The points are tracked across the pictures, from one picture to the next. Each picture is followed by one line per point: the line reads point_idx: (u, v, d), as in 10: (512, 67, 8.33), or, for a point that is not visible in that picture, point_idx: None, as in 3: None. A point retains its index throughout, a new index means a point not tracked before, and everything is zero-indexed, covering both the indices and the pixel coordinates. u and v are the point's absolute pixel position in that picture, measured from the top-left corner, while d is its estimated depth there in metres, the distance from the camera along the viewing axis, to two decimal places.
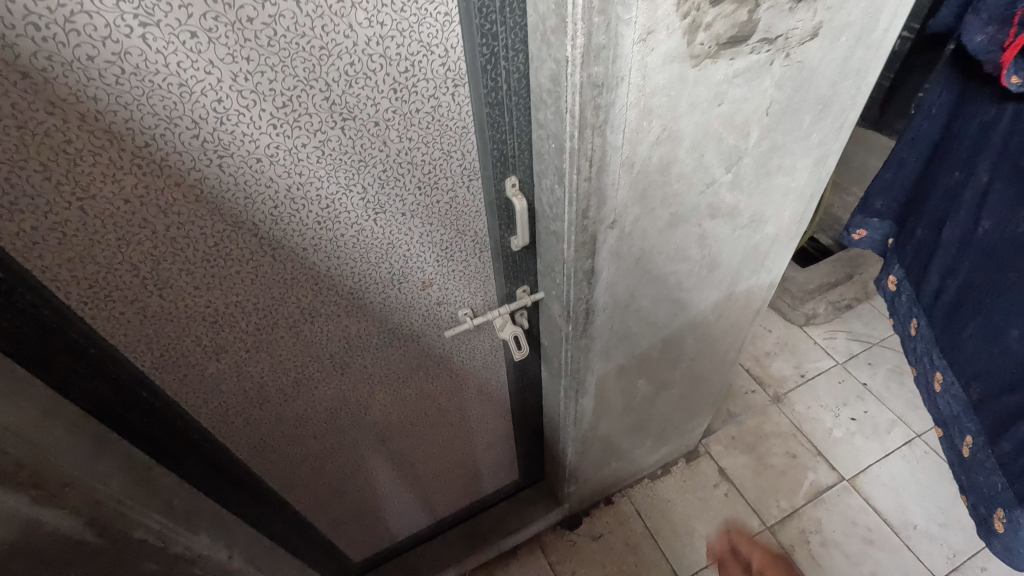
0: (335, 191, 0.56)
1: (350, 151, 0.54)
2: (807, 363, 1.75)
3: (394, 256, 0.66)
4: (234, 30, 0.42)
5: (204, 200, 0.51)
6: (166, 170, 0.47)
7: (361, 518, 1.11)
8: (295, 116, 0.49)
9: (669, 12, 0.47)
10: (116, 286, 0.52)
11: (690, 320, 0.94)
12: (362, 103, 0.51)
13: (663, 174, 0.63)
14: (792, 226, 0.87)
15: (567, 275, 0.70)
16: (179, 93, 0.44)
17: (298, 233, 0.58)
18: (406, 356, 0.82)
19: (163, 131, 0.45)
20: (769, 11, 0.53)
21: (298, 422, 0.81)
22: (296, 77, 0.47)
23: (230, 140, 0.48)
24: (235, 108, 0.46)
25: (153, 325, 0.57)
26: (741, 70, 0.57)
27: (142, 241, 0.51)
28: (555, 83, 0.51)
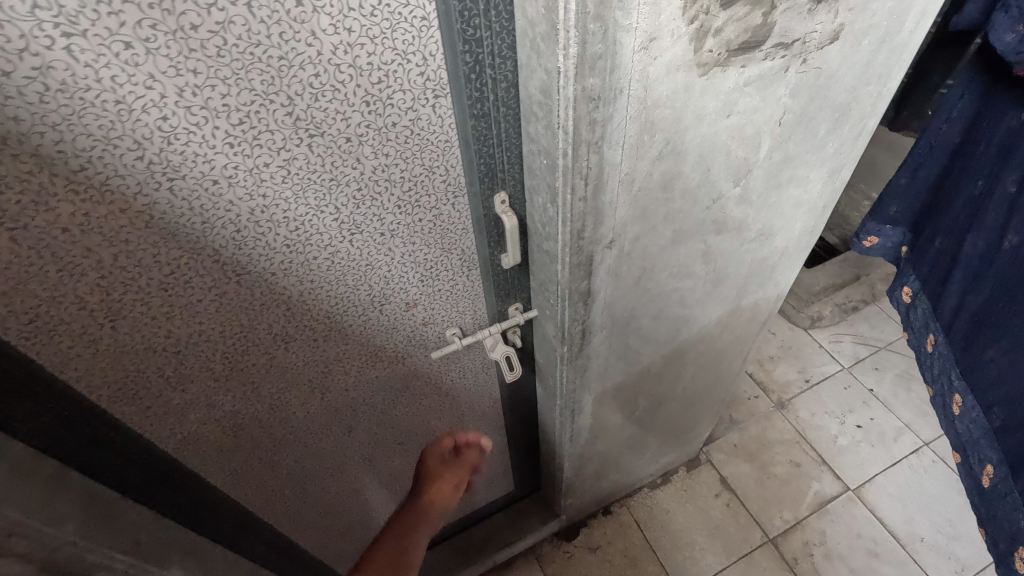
0: (305, 213, 0.51)
1: (319, 170, 0.49)
2: (812, 368, 1.71)
3: (374, 277, 0.61)
4: (176, 40, 0.37)
5: (155, 226, 0.46)
6: (108, 196, 0.42)
7: (349, 538, 1.07)
8: (254, 133, 0.44)
9: (674, 17, 0.42)
10: (62, 320, 0.48)
11: (693, 335, 0.89)
12: (331, 118, 0.46)
13: (665, 190, 0.58)
14: (803, 238, 0.82)
15: (561, 295, 0.65)
16: (116, 111, 0.39)
17: (265, 257, 0.53)
18: (391, 377, 0.77)
19: (101, 153, 0.40)
20: (785, 14, 0.48)
21: (277, 447, 0.76)
22: (252, 90, 0.41)
23: (181, 161, 0.43)
24: (183, 126, 0.41)
25: (107, 358, 0.53)
26: (753, 79, 0.51)
27: (86, 272, 0.46)
28: (546, 94, 0.46)
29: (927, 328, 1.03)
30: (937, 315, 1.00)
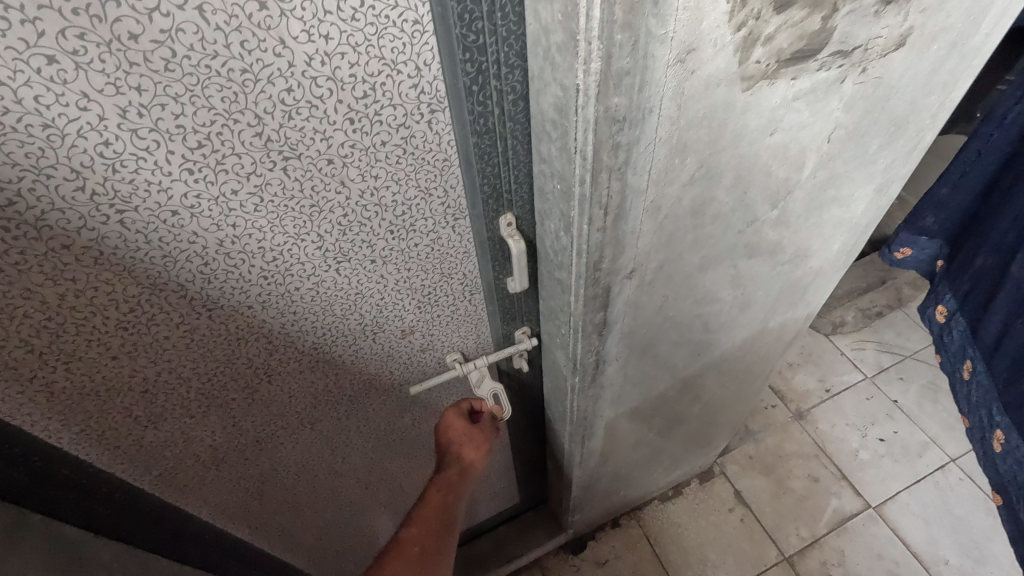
0: (282, 242, 0.45)
1: (297, 196, 0.43)
2: (833, 377, 1.63)
3: (365, 306, 0.56)
4: (113, 52, 0.31)
5: (108, 262, 0.40)
6: (45, 230, 0.37)
7: (348, 561, 1.02)
8: (217, 157, 0.38)
9: (719, 24, 0.35)
10: (6, 366, 0.42)
11: (714, 358, 0.83)
12: (307, 137, 0.39)
13: (695, 216, 0.51)
14: (841, 257, 0.74)
15: (573, 327, 0.58)
16: (46, 135, 0.33)
17: (240, 290, 0.47)
18: (387, 404, 0.71)
19: (33, 183, 0.34)
20: (847, 16, 0.40)
21: (266, 478, 0.71)
22: (211, 109, 0.35)
23: (131, 190, 0.37)
24: (130, 151, 0.35)
25: (63, 402, 0.47)
26: (804, 92, 0.44)
27: (29, 314, 0.40)
28: (561, 113, 0.39)
29: (965, 353, 0.93)
30: (976, 341, 0.90)
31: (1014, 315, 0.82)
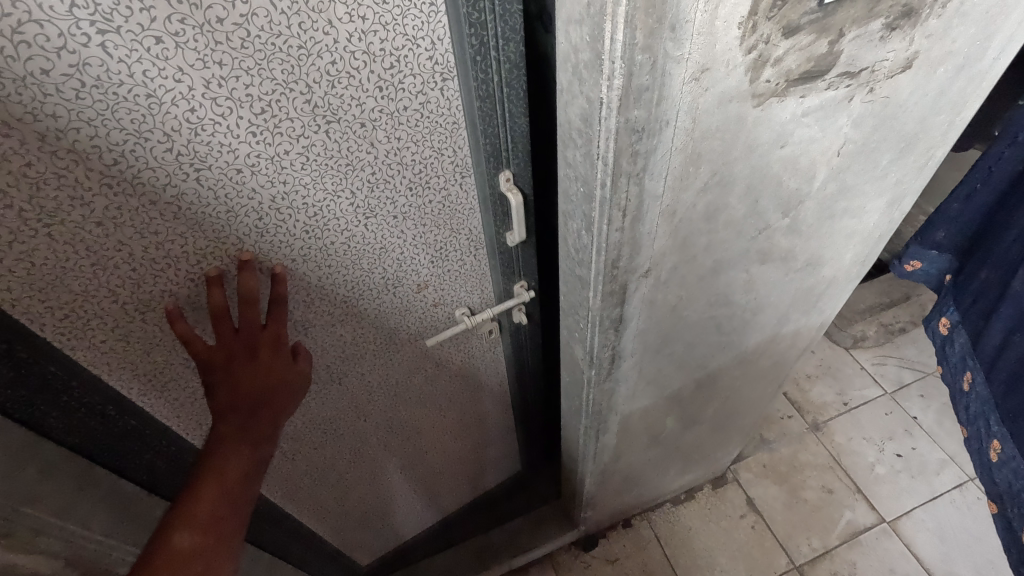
0: (323, 200, 0.51)
1: (337, 156, 0.48)
2: (852, 391, 1.63)
3: (389, 261, 0.61)
4: (203, 33, 0.37)
5: (183, 217, 0.46)
6: (138, 188, 0.43)
7: (365, 525, 1.08)
8: (276, 121, 0.43)
9: (731, 47, 0.39)
10: (95, 314, 0.49)
11: (728, 361, 0.86)
12: (347, 103, 0.45)
13: (708, 221, 0.55)
14: (854, 267, 0.77)
15: (591, 321, 0.62)
16: (147, 104, 0.39)
17: (286, 246, 0.53)
18: (405, 362, 0.77)
19: (132, 146, 0.40)
20: (853, 41, 0.44)
21: (296, 435, 0.77)
22: (274, 79, 0.41)
23: (207, 152, 0.43)
24: (210, 117, 0.41)
25: (135, 352, 0.53)
26: (812, 109, 0.48)
27: (118, 265, 0.46)
28: (586, 123, 0.43)
29: (964, 364, 0.95)
30: (976, 353, 0.92)
31: (1013, 330, 0.84)
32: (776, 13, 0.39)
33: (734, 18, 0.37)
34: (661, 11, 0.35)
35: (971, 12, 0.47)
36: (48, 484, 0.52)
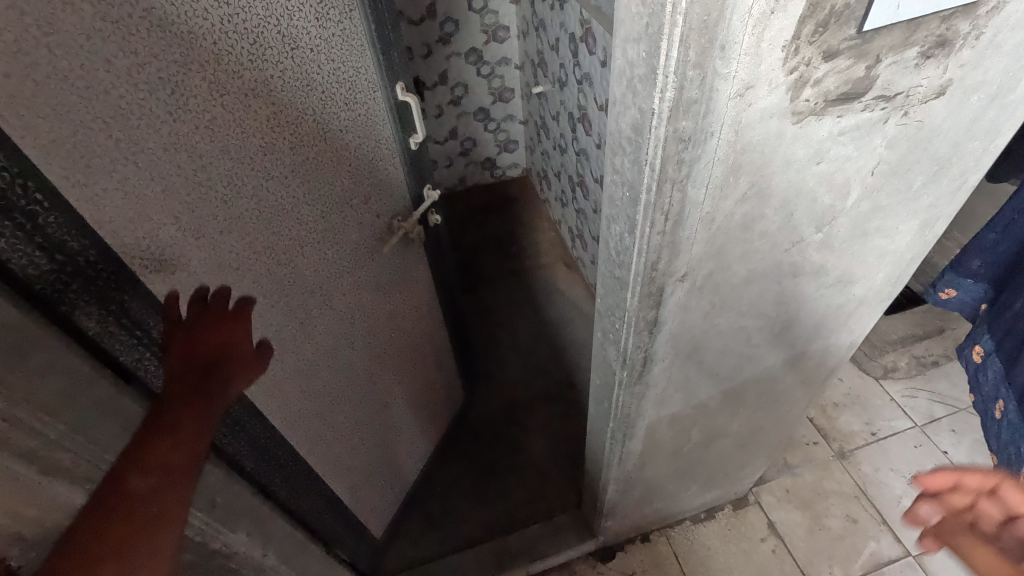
0: (296, 114, 0.72)
1: (299, 76, 0.71)
2: (880, 421, 1.61)
3: (340, 170, 0.85)
4: None
5: (217, 137, 0.62)
6: (189, 115, 0.58)
7: (372, 484, 1.19)
8: (263, 49, 0.64)
9: (775, 66, 0.43)
10: (167, 242, 0.59)
11: (756, 374, 0.88)
12: (298, 33, 0.69)
13: (744, 230, 0.58)
14: (885, 287, 0.79)
15: (627, 323, 0.66)
16: (190, 38, 0.55)
17: (278, 158, 0.72)
18: (364, 276, 0.99)
19: (183, 75, 0.56)
20: (889, 67, 0.48)
21: (310, 367, 0.89)
22: (257, 15, 0.62)
23: (226, 78, 0.60)
24: (226, 46, 0.59)
25: (194, 282, 0.64)
26: (849, 128, 0.51)
27: (179, 192, 0.59)
28: (636, 132, 0.47)
29: (997, 393, 0.96)
30: (1009, 383, 0.92)
31: None
32: (817, 39, 0.43)
33: (778, 42, 0.41)
34: (713, 32, 0.39)
35: (1004, 44, 0.50)
36: (128, 441, 0.57)
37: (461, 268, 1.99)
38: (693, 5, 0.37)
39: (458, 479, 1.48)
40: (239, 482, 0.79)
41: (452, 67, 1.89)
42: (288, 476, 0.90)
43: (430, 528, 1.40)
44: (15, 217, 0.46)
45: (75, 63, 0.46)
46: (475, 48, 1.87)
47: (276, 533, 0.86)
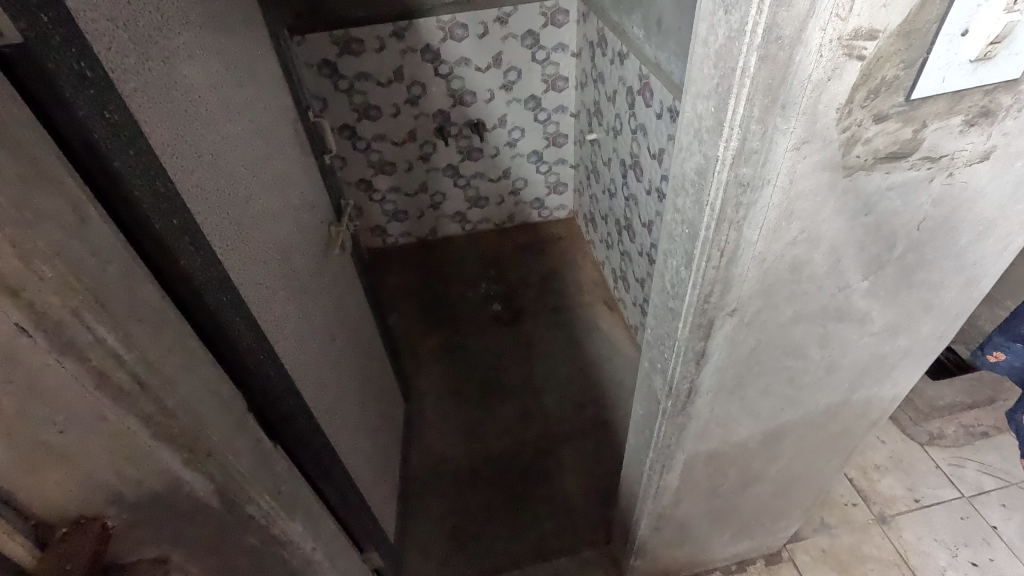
0: (265, 130, 0.86)
1: (260, 99, 0.86)
2: (924, 488, 1.56)
3: (298, 181, 0.98)
4: (205, 19, 0.71)
5: (235, 147, 0.74)
6: (218, 127, 0.69)
7: (376, 486, 1.26)
8: (238, 76, 0.79)
9: (829, 125, 0.49)
10: (232, 237, 0.69)
11: (796, 418, 0.90)
12: (251, 65, 0.85)
13: (794, 272, 0.63)
14: (930, 341, 0.82)
15: (676, 352, 0.70)
16: (204, 65, 0.68)
17: (266, 168, 0.84)
18: (332, 279, 1.10)
19: (208, 94, 0.68)
20: (935, 132, 0.53)
21: (323, 361, 0.99)
22: (229, 49, 0.77)
23: (227, 96, 0.74)
24: (220, 71, 0.73)
25: (251, 275, 0.73)
26: (897, 184, 0.56)
27: (228, 193, 0.69)
28: (700, 175, 0.53)
29: None
30: None
31: None
32: (869, 104, 0.49)
33: (834, 105, 0.47)
34: (776, 93, 0.45)
35: None
36: (222, 417, 0.62)
37: (504, 301, 2.06)
38: (759, 71, 0.43)
39: (488, 505, 1.51)
40: (301, 477, 0.84)
41: (511, 112, 2.01)
42: (337, 476, 0.95)
43: (458, 550, 1.42)
44: (165, 203, 0.53)
45: (163, 82, 0.57)
46: (534, 95, 1.99)
47: (327, 530, 0.91)
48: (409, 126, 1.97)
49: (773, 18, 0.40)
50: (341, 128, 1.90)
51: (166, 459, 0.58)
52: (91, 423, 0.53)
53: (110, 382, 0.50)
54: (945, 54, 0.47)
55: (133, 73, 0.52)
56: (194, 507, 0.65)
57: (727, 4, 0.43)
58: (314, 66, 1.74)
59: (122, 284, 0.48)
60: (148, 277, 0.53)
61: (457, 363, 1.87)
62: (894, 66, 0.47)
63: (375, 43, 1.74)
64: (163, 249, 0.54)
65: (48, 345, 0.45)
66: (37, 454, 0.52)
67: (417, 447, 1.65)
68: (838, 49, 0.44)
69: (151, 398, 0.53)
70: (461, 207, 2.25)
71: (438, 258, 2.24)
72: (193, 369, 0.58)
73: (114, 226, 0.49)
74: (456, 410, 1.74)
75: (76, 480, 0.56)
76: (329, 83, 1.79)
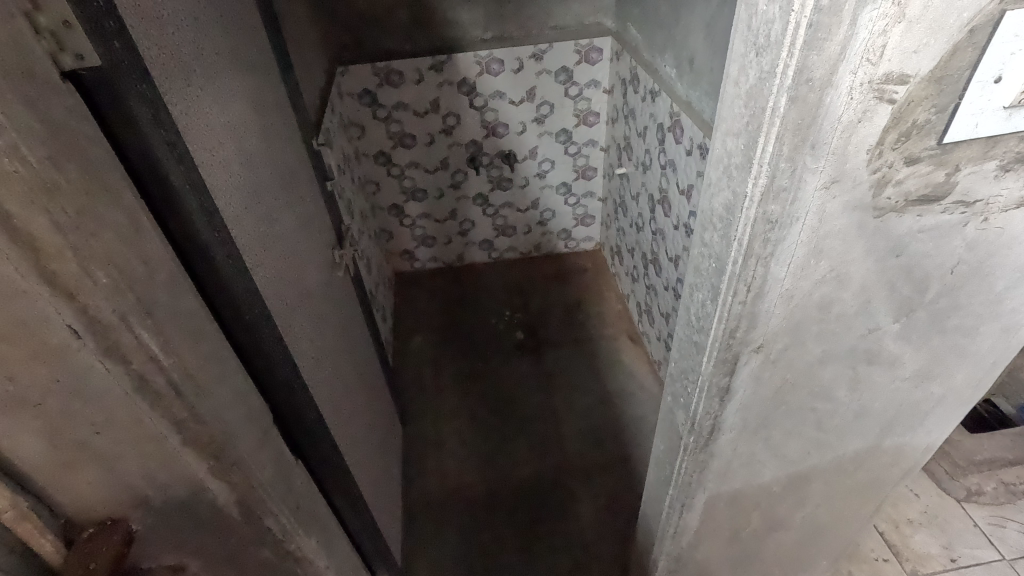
0: (282, 154, 0.90)
1: (278, 125, 0.90)
2: (961, 547, 1.48)
3: (308, 204, 1.01)
4: (235, 49, 0.75)
5: (257, 168, 0.77)
6: (245, 150, 0.73)
7: (383, 509, 1.24)
8: (260, 102, 0.83)
9: (860, 166, 0.50)
10: (257, 253, 0.71)
11: (824, 463, 0.88)
12: (271, 93, 0.89)
13: (822, 310, 0.62)
14: (965, 389, 0.80)
15: (699, 387, 0.69)
16: (234, 92, 0.72)
17: (283, 189, 0.87)
18: (338, 301, 1.12)
19: (236, 117, 0.71)
20: (968, 176, 0.54)
21: (335, 379, 0.99)
22: (254, 77, 0.82)
23: (251, 120, 0.77)
24: (246, 98, 0.77)
25: (275, 290, 0.75)
26: (929, 227, 0.56)
27: (253, 210, 0.72)
28: (728, 211, 0.54)
29: None
30: None
31: None
32: (900, 146, 0.49)
33: (864, 146, 0.48)
34: (806, 133, 0.46)
35: None
36: (249, 427, 0.63)
37: (527, 329, 2.07)
38: (790, 111, 0.44)
39: (502, 536, 1.48)
40: (318, 494, 0.84)
41: (542, 144, 2.05)
42: (352, 496, 0.95)
43: None
44: (211, 216, 0.56)
45: (202, 104, 0.61)
46: (566, 129, 2.03)
47: (341, 549, 0.91)
48: (442, 154, 2.02)
49: (803, 61, 0.41)
50: (377, 154, 1.96)
51: (193, 467, 0.59)
52: (127, 428, 0.54)
53: (149, 387, 0.51)
54: (977, 100, 0.48)
55: (179, 96, 0.55)
56: (215, 516, 0.65)
57: (758, 47, 0.44)
58: (354, 94, 1.80)
59: (165, 292, 0.50)
60: (190, 288, 0.55)
61: (477, 390, 1.87)
62: (926, 110, 0.47)
63: (414, 75, 1.81)
64: (207, 262, 0.56)
65: (95, 348, 0.47)
66: (72, 453, 0.54)
67: (433, 473, 1.64)
68: (869, 92, 0.45)
69: (184, 404, 0.54)
70: (488, 234, 2.28)
71: (461, 286, 2.26)
72: (224, 378, 0.59)
73: (166, 240, 0.52)
74: (474, 438, 1.73)
75: (107, 482, 0.57)
76: (368, 111, 1.85)
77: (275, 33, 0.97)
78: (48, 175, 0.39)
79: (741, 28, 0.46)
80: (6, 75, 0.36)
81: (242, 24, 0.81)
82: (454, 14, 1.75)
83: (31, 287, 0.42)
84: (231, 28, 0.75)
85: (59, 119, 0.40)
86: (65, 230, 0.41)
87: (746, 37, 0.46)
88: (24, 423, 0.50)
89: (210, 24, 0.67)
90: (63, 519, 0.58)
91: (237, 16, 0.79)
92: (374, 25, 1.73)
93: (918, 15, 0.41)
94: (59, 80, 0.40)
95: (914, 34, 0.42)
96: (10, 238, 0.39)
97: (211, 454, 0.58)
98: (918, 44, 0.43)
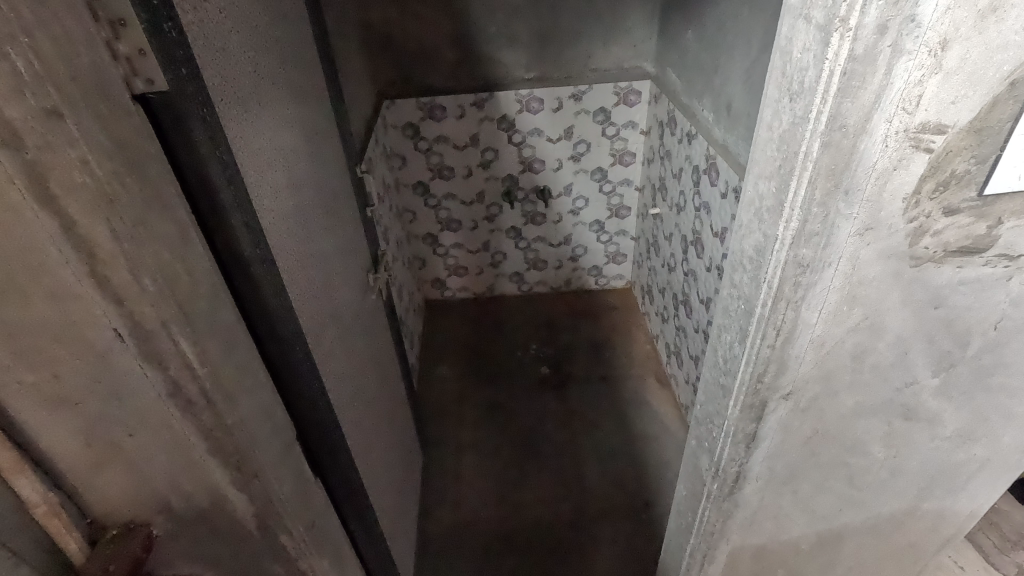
0: (326, 180, 0.94)
1: (324, 153, 0.94)
2: None
3: (347, 228, 1.04)
4: (291, 81, 0.80)
5: (302, 192, 0.80)
6: (292, 174, 0.76)
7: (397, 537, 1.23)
8: (310, 131, 0.87)
9: (895, 214, 0.49)
10: (295, 271, 0.74)
11: (856, 523, 0.83)
12: (321, 123, 0.93)
13: (855, 360, 0.60)
14: (1012, 454, 0.76)
15: (725, 431, 0.67)
16: (287, 121, 0.76)
17: (324, 213, 0.91)
18: (369, 324, 1.13)
19: (286, 144, 0.75)
20: (1010, 229, 0.52)
21: (360, 400, 1.00)
22: (306, 107, 0.86)
23: (300, 148, 0.81)
24: (297, 126, 0.81)
25: (308, 308, 0.77)
26: (970, 279, 0.55)
27: (295, 230, 0.75)
28: (758, 253, 0.53)
29: None
30: None
31: None
32: (938, 196, 0.49)
33: (900, 194, 0.48)
34: (839, 178, 0.46)
35: None
36: (272, 440, 0.64)
37: (553, 364, 2.05)
38: (822, 156, 0.44)
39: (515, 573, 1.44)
40: (334, 513, 0.84)
41: (577, 181, 2.08)
42: (367, 517, 0.95)
43: None
44: (257, 234, 0.59)
45: (256, 129, 0.64)
46: (601, 167, 2.05)
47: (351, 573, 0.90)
48: (479, 186, 2.06)
49: (836, 107, 0.42)
50: (416, 185, 2.03)
51: (215, 475, 0.60)
52: (157, 432, 0.56)
53: (182, 393, 0.53)
54: (1018, 153, 0.47)
55: (235, 123, 0.59)
56: (232, 526, 0.66)
57: (792, 92, 0.45)
58: (397, 126, 1.88)
59: (205, 302, 0.53)
60: (229, 300, 0.58)
61: (499, 422, 1.86)
62: (965, 160, 0.47)
63: (457, 109, 1.88)
64: (247, 276, 0.59)
65: (135, 350, 0.49)
66: (105, 453, 0.55)
67: (449, 503, 1.61)
68: (905, 140, 0.45)
69: (213, 411, 0.55)
70: (520, 267, 2.30)
71: (489, 317, 2.27)
72: (253, 390, 0.60)
73: (211, 255, 0.55)
74: (493, 470, 1.71)
75: (133, 483, 0.59)
76: (409, 142, 1.92)
77: (329, 68, 1.02)
78: (111, 188, 0.42)
79: (775, 75, 0.47)
80: (83, 95, 0.39)
81: (299, 58, 0.85)
82: (499, 54, 1.82)
83: (84, 289, 0.45)
84: (290, 62, 0.80)
85: (125, 136, 0.43)
86: (121, 238, 0.43)
87: (781, 83, 0.46)
88: (65, 420, 0.52)
89: (270, 59, 0.72)
90: (88, 518, 0.59)
91: (295, 49, 0.84)
92: (423, 63, 1.81)
93: (955, 67, 0.41)
94: (129, 101, 0.44)
95: (952, 85, 0.42)
96: (72, 243, 0.42)
97: (232, 464, 0.59)
98: (955, 95, 0.43)
